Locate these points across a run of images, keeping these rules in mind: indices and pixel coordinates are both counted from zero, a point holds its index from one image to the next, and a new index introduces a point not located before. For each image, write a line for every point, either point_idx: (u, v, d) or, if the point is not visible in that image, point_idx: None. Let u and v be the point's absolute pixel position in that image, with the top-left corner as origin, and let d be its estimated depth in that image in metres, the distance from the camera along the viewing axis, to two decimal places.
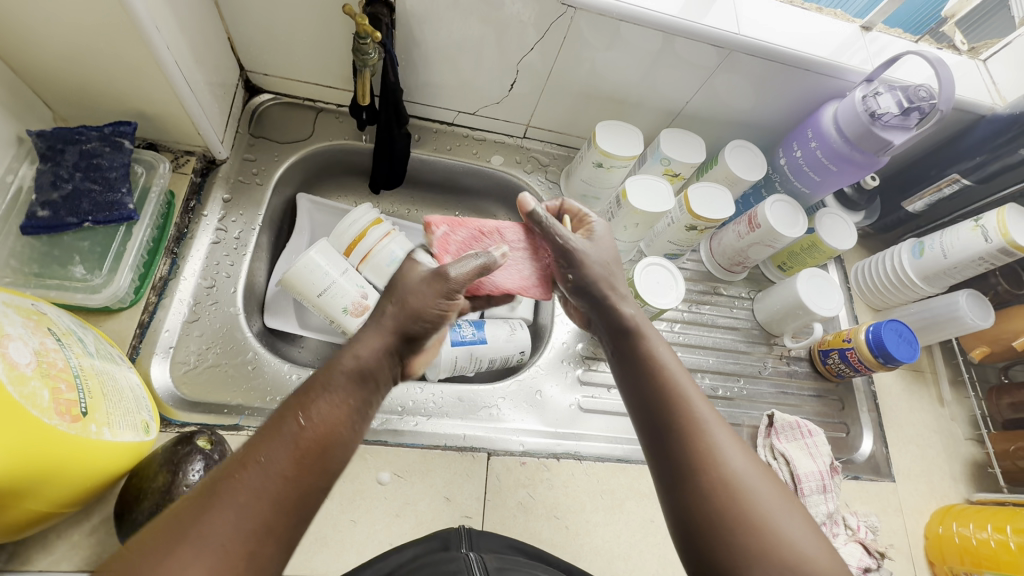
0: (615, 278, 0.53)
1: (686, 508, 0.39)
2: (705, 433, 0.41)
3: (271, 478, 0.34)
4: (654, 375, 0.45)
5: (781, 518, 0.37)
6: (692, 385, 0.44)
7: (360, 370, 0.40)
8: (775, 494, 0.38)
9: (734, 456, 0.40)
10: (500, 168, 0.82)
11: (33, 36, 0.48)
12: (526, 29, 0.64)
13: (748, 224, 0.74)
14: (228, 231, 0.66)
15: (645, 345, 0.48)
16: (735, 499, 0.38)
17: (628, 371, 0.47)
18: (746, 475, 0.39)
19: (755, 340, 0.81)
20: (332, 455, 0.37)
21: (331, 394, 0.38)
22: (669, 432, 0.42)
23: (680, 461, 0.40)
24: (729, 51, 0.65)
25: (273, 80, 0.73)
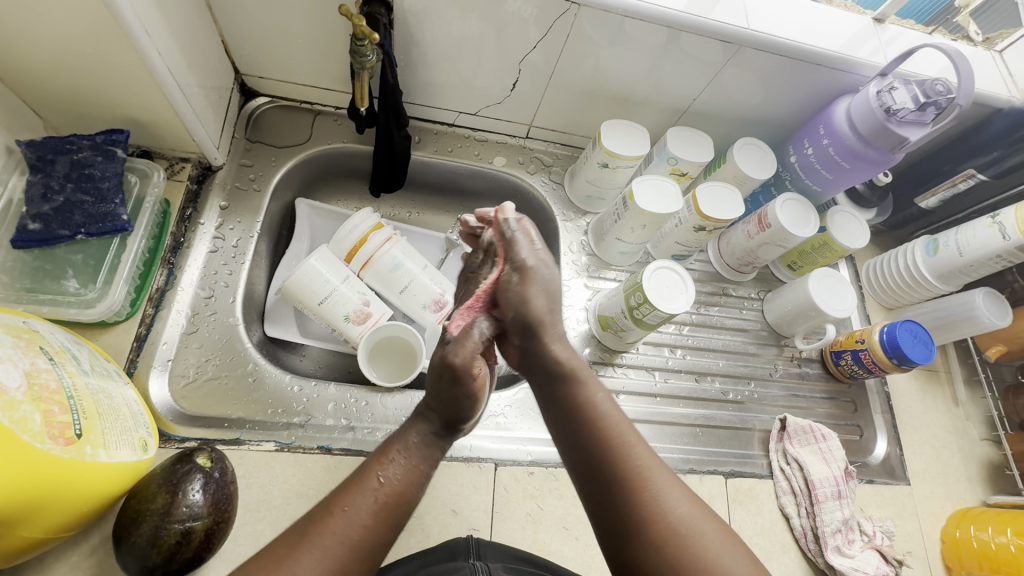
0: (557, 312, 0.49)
1: (638, 562, 0.38)
2: (648, 480, 0.40)
3: (354, 527, 0.37)
4: (590, 422, 0.44)
5: (727, 558, 0.38)
6: (624, 422, 0.44)
7: (424, 442, 0.44)
8: (718, 533, 0.39)
9: (678, 499, 0.40)
10: (502, 169, 0.80)
11: (19, 44, 0.46)
12: (529, 26, 0.62)
13: (758, 224, 0.72)
14: (226, 240, 0.65)
15: (578, 391, 0.46)
16: (683, 548, 0.38)
17: (564, 421, 0.45)
18: (690, 517, 0.39)
19: (765, 342, 0.79)
20: (403, 512, 0.40)
21: (403, 459, 0.41)
22: (611, 480, 0.41)
23: (628, 516, 0.39)
24: (738, 47, 0.63)
25: (270, 83, 0.71)
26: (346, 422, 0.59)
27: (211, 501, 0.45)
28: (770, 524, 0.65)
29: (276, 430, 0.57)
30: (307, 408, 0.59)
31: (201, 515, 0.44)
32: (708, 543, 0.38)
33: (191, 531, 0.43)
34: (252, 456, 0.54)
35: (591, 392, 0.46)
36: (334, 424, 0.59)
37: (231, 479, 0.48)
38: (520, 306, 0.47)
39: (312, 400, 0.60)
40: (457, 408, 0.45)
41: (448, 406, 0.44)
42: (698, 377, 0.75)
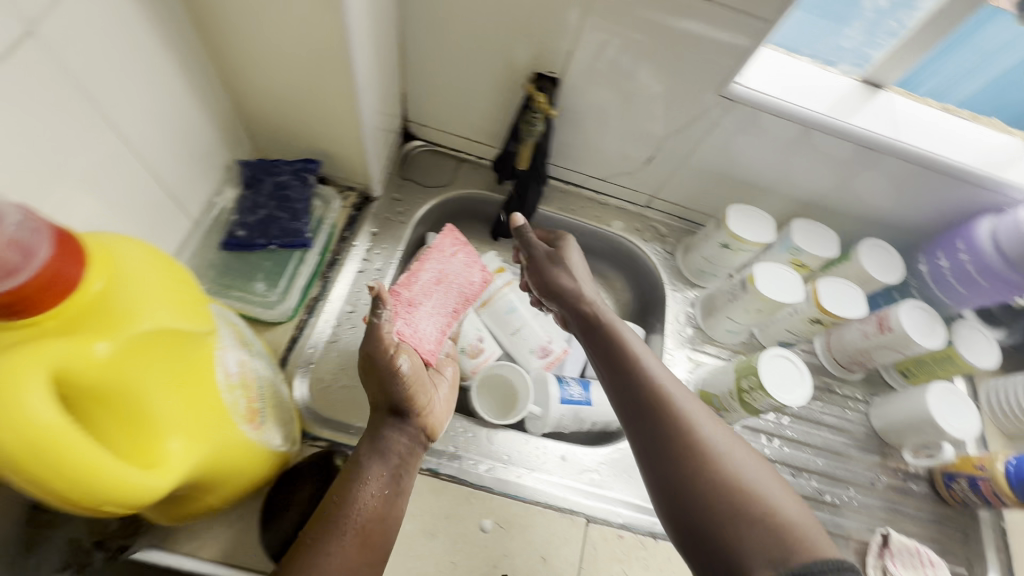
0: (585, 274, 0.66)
1: (670, 469, 0.46)
2: (673, 405, 0.49)
3: (326, 556, 0.43)
4: (625, 354, 0.54)
5: (745, 468, 0.45)
6: (656, 361, 0.54)
7: (376, 451, 0.51)
8: (741, 452, 0.46)
9: (709, 426, 0.48)
10: (619, 233, 0.84)
11: (270, 83, 0.57)
12: (678, 112, 0.67)
13: (877, 326, 0.71)
14: (371, 262, 0.72)
15: (612, 332, 0.58)
16: (710, 457, 0.45)
17: (608, 366, 0.55)
18: (722, 441, 0.47)
19: (867, 448, 0.76)
20: (376, 529, 0.46)
21: (363, 477, 0.49)
22: (643, 403, 0.50)
23: (662, 432, 0.48)
24: (880, 153, 0.65)
25: (428, 130, 0.80)
26: (453, 449, 0.63)
27: None
28: None
29: None
30: None
31: None
32: (734, 458, 0.46)
33: None
34: None
35: (626, 335, 0.57)
36: (442, 449, 0.63)
37: None
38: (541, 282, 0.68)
39: None
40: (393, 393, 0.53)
41: (385, 392, 0.54)
42: (793, 471, 0.73)
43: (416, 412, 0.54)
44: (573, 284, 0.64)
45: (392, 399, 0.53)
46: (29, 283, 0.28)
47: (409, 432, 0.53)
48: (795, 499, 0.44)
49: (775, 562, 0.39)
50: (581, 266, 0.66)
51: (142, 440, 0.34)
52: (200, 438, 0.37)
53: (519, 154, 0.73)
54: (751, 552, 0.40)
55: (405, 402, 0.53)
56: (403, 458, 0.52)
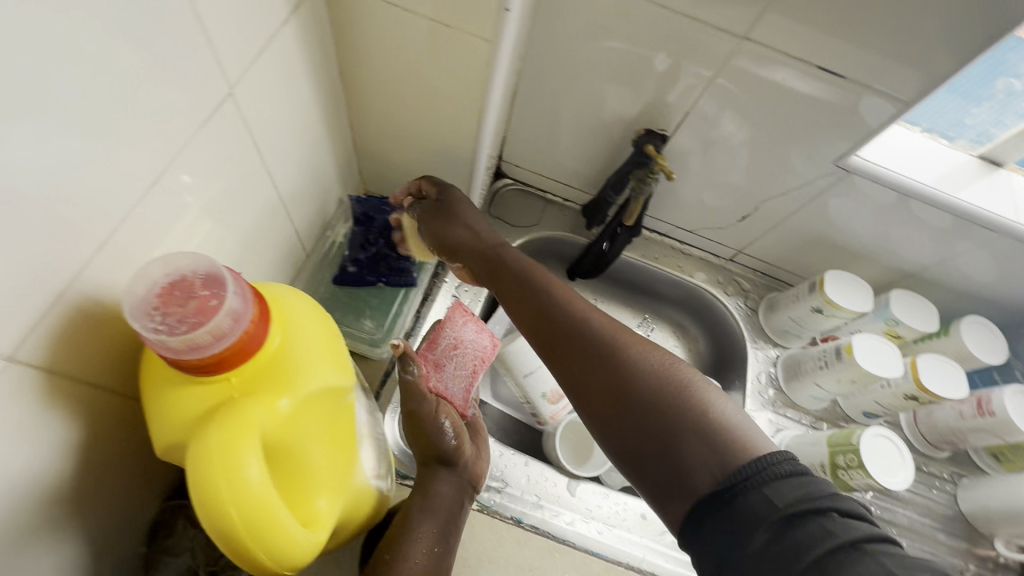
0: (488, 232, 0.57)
1: (608, 396, 0.43)
2: (594, 327, 0.45)
3: None
4: (529, 279, 0.51)
5: (666, 365, 0.43)
6: (547, 278, 0.50)
7: (425, 506, 0.51)
8: (660, 356, 0.44)
9: (623, 332, 0.45)
10: (701, 284, 0.83)
11: (394, 127, 0.59)
12: (783, 175, 0.67)
13: (975, 407, 0.69)
14: None
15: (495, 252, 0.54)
16: (636, 367, 0.42)
17: (512, 299, 0.51)
18: (636, 344, 0.44)
19: (955, 532, 0.73)
20: None
21: (414, 533, 0.48)
22: (565, 332, 0.46)
23: (592, 358, 0.44)
24: (995, 232, 0.63)
25: (520, 171, 0.81)
26: (535, 499, 0.64)
27: None
28: None
29: None
30: (504, 475, 0.65)
31: None
32: (652, 357, 0.44)
33: None
34: None
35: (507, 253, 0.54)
36: (526, 497, 0.63)
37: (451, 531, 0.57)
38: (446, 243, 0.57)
39: (508, 469, 0.65)
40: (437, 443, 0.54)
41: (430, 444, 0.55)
42: None
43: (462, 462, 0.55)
44: (467, 236, 0.55)
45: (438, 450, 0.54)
46: (227, 348, 0.29)
47: (455, 481, 0.54)
48: (728, 401, 0.41)
49: (720, 463, 0.37)
50: (475, 218, 0.57)
51: (297, 496, 0.34)
52: (341, 493, 0.38)
53: (626, 209, 0.73)
54: (696, 462, 0.38)
55: (451, 454, 0.54)
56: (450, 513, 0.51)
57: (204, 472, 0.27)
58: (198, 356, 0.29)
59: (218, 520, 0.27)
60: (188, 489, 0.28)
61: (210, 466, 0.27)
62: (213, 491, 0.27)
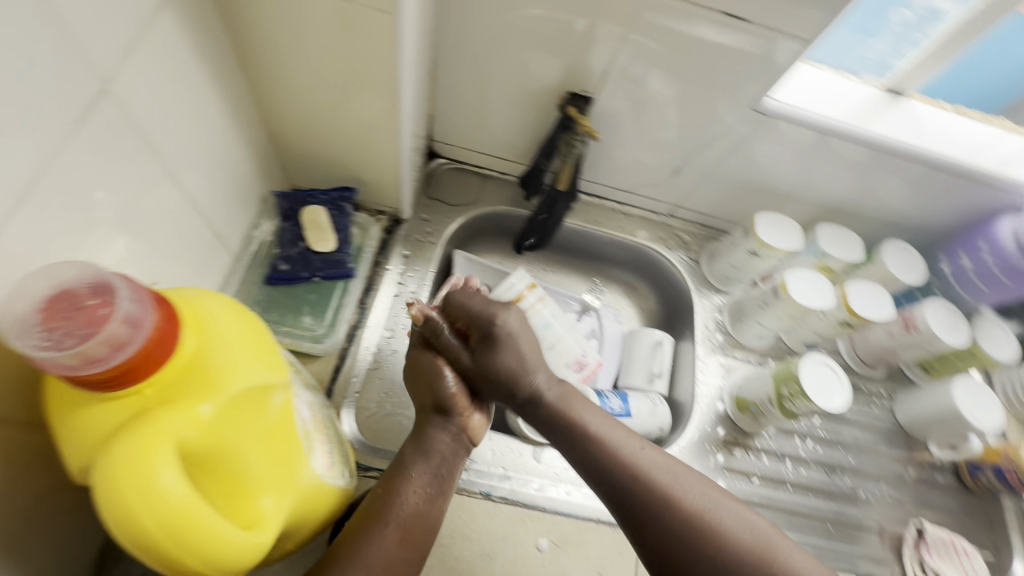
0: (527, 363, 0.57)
1: (670, 545, 0.48)
2: (654, 480, 0.51)
3: (375, 552, 0.45)
4: (586, 434, 0.54)
5: (729, 517, 0.49)
6: (605, 426, 0.55)
7: (419, 451, 0.53)
8: (721, 499, 0.51)
9: (690, 486, 0.51)
10: (644, 242, 0.85)
11: (310, 113, 0.56)
12: (706, 125, 0.68)
13: (902, 326, 0.74)
14: (405, 286, 0.72)
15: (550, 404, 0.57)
16: (699, 522, 0.48)
17: (578, 454, 0.54)
18: (703, 498, 0.50)
19: (895, 442, 0.79)
20: (420, 529, 0.48)
21: (407, 476, 0.51)
22: (628, 490, 0.51)
23: (656, 513, 0.49)
24: (903, 159, 0.67)
25: (452, 148, 0.80)
26: (501, 470, 0.64)
27: None
28: None
29: None
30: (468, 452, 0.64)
31: None
32: (710, 505, 0.50)
33: None
34: None
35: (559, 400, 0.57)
36: (491, 471, 0.63)
37: None
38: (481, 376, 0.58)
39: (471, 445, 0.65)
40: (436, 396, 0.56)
41: (430, 390, 0.57)
42: (827, 469, 0.75)
43: (458, 411, 0.57)
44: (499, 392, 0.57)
45: (436, 399, 0.56)
46: (129, 358, 0.28)
47: (452, 429, 0.56)
48: (786, 540, 0.49)
49: None
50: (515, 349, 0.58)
51: (237, 497, 0.33)
52: (290, 489, 0.37)
53: (557, 175, 0.73)
54: None
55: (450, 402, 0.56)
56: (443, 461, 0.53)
57: (112, 484, 0.26)
58: (95, 371, 0.27)
59: (134, 529, 0.27)
60: (94, 502, 0.27)
61: (116, 478, 0.26)
62: (120, 501, 0.26)
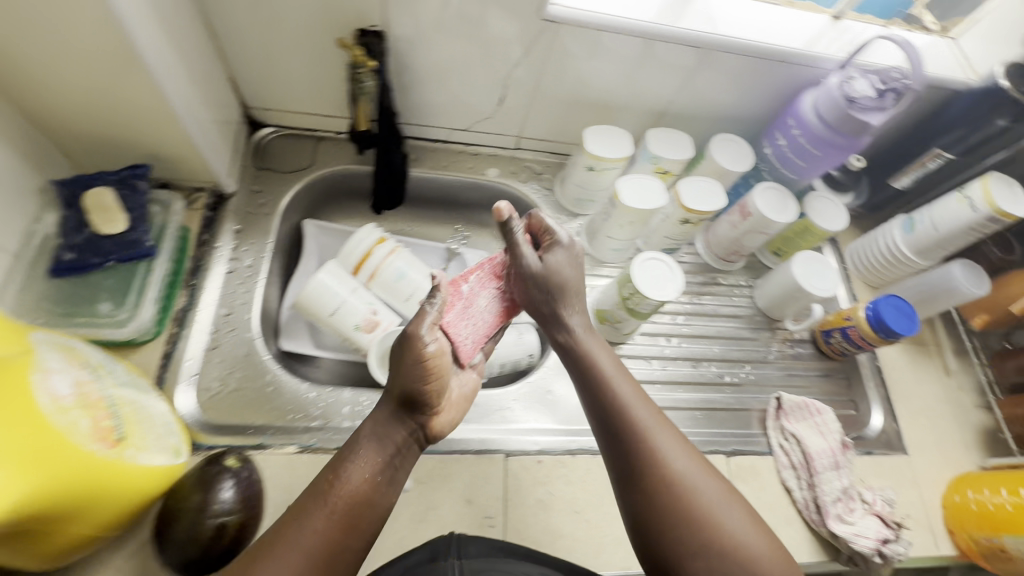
0: (568, 297, 0.59)
1: (642, 510, 0.50)
2: (650, 445, 0.51)
3: (308, 533, 0.44)
4: (603, 390, 0.55)
5: (706, 495, 0.49)
6: (629, 389, 0.55)
7: (376, 433, 0.50)
8: (711, 484, 0.50)
9: (679, 458, 0.51)
10: (496, 180, 0.84)
11: (56, 88, 0.51)
12: (510, 46, 0.67)
13: (740, 214, 0.76)
14: (241, 261, 0.69)
15: (589, 360, 0.57)
16: (682, 494, 0.49)
17: (586, 388, 0.56)
18: (686, 467, 0.50)
19: (758, 327, 0.83)
20: (362, 515, 0.46)
21: (356, 461, 0.48)
22: (626, 448, 0.52)
23: (640, 480, 0.50)
24: (703, 50, 0.69)
25: (273, 114, 0.76)
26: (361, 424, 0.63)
27: (241, 498, 0.49)
28: (774, 500, 0.67)
29: (296, 433, 0.61)
30: (325, 412, 0.63)
31: (233, 511, 0.48)
32: (694, 484, 0.49)
33: (224, 525, 0.47)
34: (276, 458, 0.58)
35: (601, 360, 0.57)
36: (350, 426, 0.62)
37: (258, 479, 0.52)
38: (523, 298, 0.59)
39: (329, 405, 0.63)
40: (410, 379, 0.49)
41: (402, 379, 0.49)
42: (694, 363, 0.78)
43: (428, 407, 0.51)
44: (538, 289, 0.58)
45: (408, 389, 0.49)
46: None
47: (420, 420, 0.51)
48: (759, 526, 0.49)
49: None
50: (568, 271, 0.59)
51: None
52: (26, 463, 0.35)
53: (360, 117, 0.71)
54: None
55: (427, 394, 0.50)
56: (399, 445, 0.50)
57: None
58: None
59: None
60: None
61: None
62: None
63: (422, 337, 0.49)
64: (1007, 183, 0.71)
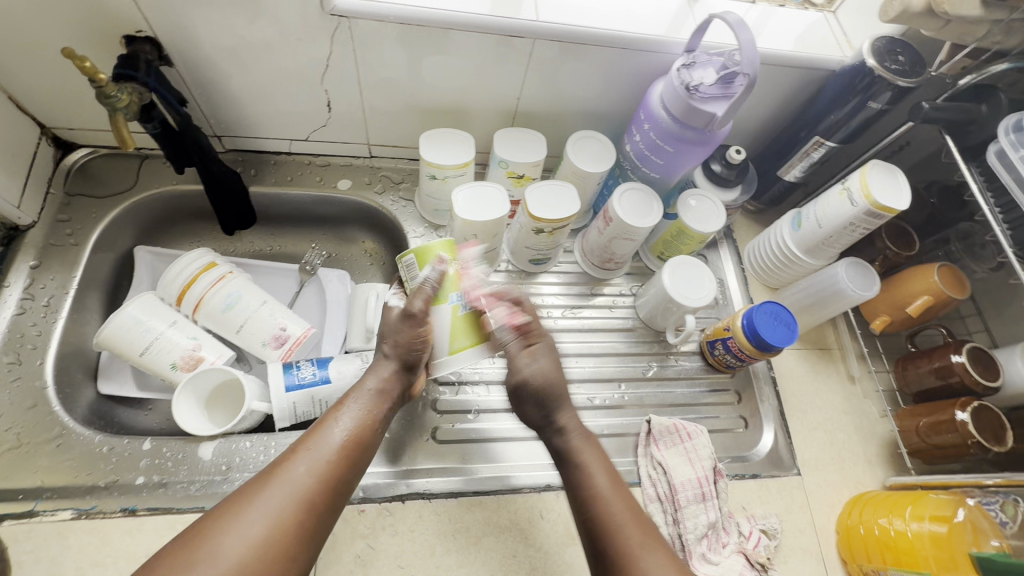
0: (563, 399, 0.54)
1: None
2: (634, 558, 0.44)
3: (311, 470, 0.44)
4: (588, 500, 0.48)
5: None
6: (621, 501, 0.48)
7: (381, 389, 0.52)
8: None
9: None
10: (348, 192, 0.77)
11: None
12: (315, 46, 0.61)
13: (603, 220, 0.69)
14: (35, 299, 0.62)
15: (584, 469, 0.50)
16: None
17: (574, 500, 0.50)
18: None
19: (641, 340, 0.76)
20: (361, 455, 0.48)
21: (357, 402, 0.51)
22: (603, 551, 0.45)
23: None
24: (534, 41, 0.62)
25: (82, 134, 0.69)
26: (157, 480, 0.56)
27: None
28: None
29: (77, 495, 0.54)
30: (115, 469, 0.56)
31: None
32: None
33: None
34: (44, 527, 0.51)
35: (597, 472, 0.50)
36: (143, 483, 0.56)
37: None
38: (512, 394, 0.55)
39: (123, 459, 0.57)
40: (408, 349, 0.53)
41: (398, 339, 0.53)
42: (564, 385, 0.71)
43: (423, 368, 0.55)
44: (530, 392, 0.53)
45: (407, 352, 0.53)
46: None
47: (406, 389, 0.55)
48: None
49: None
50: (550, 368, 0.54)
51: None
52: None
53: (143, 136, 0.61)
54: None
55: (420, 358, 0.53)
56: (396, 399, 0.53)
57: None
58: None
59: None
60: None
61: None
62: None
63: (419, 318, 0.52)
64: (886, 172, 0.64)
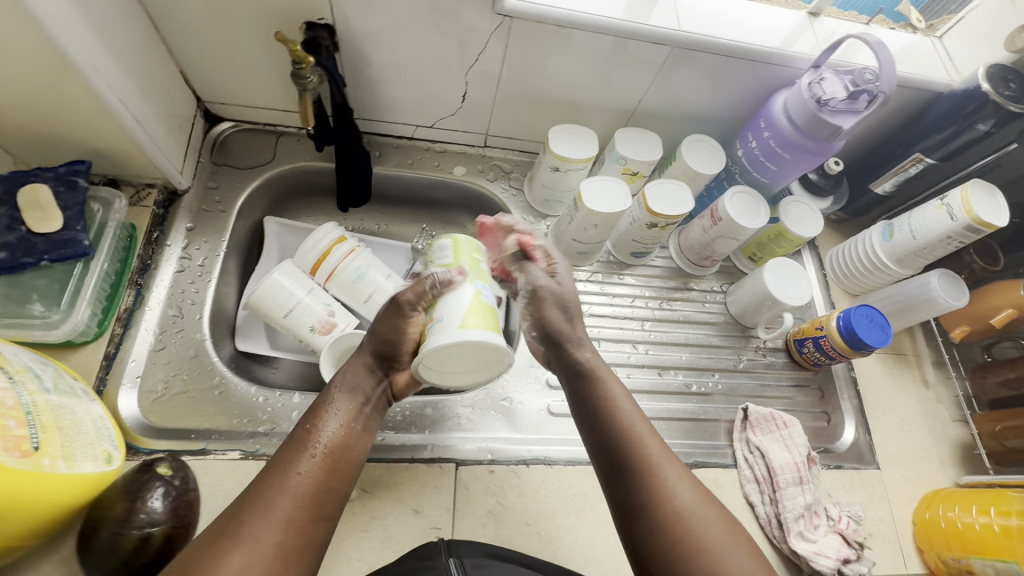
0: (573, 319, 0.60)
1: (645, 541, 0.46)
2: (656, 469, 0.48)
3: (287, 499, 0.43)
4: (610, 416, 0.53)
5: (709, 525, 0.45)
6: (640, 417, 0.52)
7: (352, 391, 0.52)
8: (717, 516, 0.46)
9: (678, 483, 0.48)
10: (463, 178, 0.82)
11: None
12: (469, 41, 0.66)
13: (710, 218, 0.74)
14: (192, 259, 0.68)
15: (602, 389, 0.55)
16: (683, 523, 0.45)
17: (592, 416, 0.54)
18: (691, 501, 0.47)
19: (730, 334, 0.81)
20: (341, 462, 0.48)
21: (336, 413, 0.50)
22: (624, 465, 0.50)
23: (638, 500, 0.48)
24: (670, 48, 0.66)
25: (231, 108, 0.74)
26: None
27: (169, 508, 0.48)
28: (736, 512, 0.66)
29: (241, 439, 0.59)
30: (273, 416, 0.61)
31: (159, 521, 0.47)
32: (699, 509, 0.46)
33: (149, 537, 0.46)
34: (217, 464, 0.57)
35: (616, 390, 0.55)
36: None
37: (192, 486, 0.51)
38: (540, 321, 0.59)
39: (277, 409, 0.62)
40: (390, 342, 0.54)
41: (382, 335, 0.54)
42: (661, 370, 0.76)
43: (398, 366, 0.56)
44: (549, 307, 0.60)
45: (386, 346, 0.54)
46: None
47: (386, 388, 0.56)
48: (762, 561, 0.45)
49: None
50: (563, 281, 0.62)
51: None
52: None
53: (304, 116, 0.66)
54: None
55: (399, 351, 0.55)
56: (371, 395, 0.54)
57: None
58: None
59: None
60: None
61: None
62: None
63: (410, 310, 0.53)
64: (987, 191, 0.68)
